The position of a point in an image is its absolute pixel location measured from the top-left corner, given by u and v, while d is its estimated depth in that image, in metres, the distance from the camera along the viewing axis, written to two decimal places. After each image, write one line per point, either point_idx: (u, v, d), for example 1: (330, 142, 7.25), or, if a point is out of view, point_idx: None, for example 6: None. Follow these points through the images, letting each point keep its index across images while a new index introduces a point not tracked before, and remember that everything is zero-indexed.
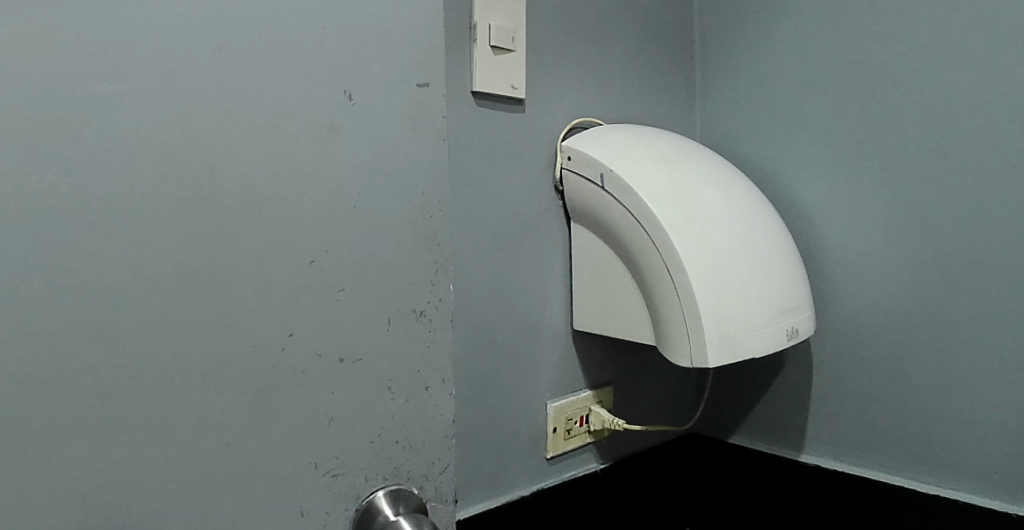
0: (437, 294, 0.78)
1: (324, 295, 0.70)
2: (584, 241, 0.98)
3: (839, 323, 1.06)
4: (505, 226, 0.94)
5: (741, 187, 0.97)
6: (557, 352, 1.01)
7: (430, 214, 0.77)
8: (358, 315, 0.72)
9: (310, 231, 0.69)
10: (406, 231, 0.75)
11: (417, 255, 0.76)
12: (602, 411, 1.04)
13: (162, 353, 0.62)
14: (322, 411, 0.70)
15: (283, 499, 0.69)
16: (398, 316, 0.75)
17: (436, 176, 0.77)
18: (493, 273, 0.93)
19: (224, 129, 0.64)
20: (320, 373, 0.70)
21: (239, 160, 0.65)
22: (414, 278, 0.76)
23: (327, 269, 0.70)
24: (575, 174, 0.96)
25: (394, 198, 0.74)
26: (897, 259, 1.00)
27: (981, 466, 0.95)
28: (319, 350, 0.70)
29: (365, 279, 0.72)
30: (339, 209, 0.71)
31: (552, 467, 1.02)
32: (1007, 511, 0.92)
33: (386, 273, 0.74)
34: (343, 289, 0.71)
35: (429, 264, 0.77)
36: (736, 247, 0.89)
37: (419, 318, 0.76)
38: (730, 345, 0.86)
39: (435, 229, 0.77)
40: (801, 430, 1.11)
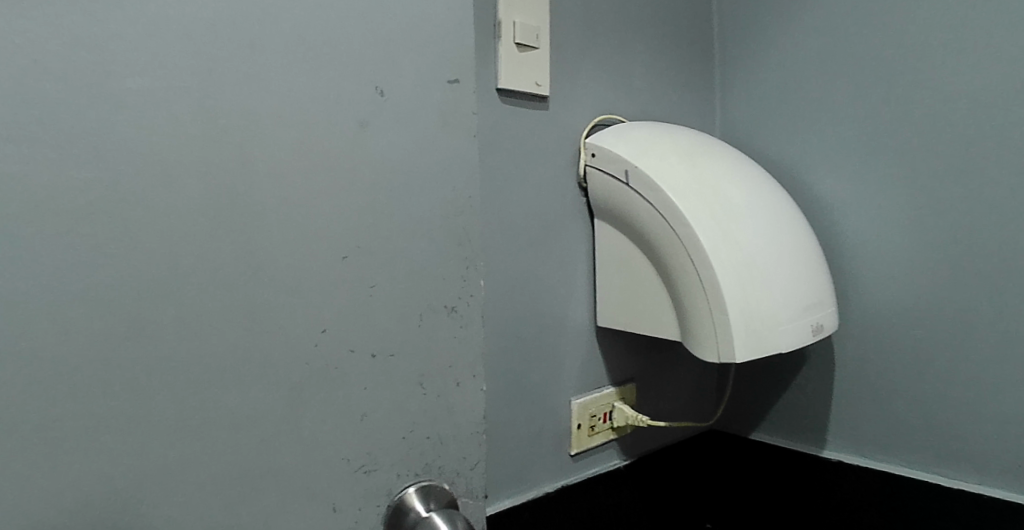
0: (468, 290, 0.78)
1: (357, 291, 0.70)
2: (608, 238, 0.98)
3: (862, 319, 1.06)
4: (530, 223, 0.94)
5: (765, 183, 0.97)
6: (581, 348, 1.01)
7: (460, 210, 0.77)
8: (391, 311, 0.72)
9: (344, 228, 0.69)
10: (436, 227, 0.75)
11: (447, 252, 0.76)
12: (625, 408, 1.04)
13: (197, 349, 0.62)
14: (355, 407, 0.71)
15: (317, 495, 0.69)
16: (430, 312, 0.75)
17: (467, 172, 0.77)
18: (519, 270, 0.93)
19: (258, 126, 0.65)
20: (354, 369, 0.70)
21: (273, 157, 0.65)
22: (445, 274, 0.76)
23: (360, 265, 0.70)
24: (598, 171, 0.96)
25: (426, 194, 0.74)
26: (920, 254, 1.00)
27: (1006, 462, 0.94)
28: (352, 346, 0.70)
29: (396, 275, 0.73)
30: (371, 205, 0.71)
31: (576, 464, 1.03)
32: None
33: (417, 270, 0.74)
34: (375, 285, 0.71)
35: (460, 260, 0.77)
36: (762, 243, 0.89)
37: (449, 314, 0.77)
38: (757, 340, 0.86)
39: (466, 225, 0.78)
40: (824, 426, 1.11)
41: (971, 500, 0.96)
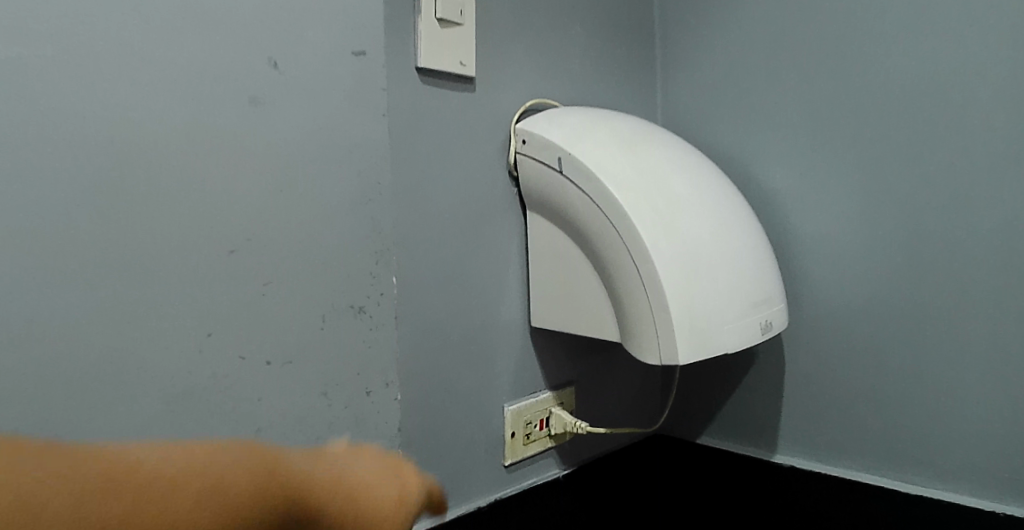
0: (379, 288, 0.70)
1: (248, 289, 0.61)
2: (541, 231, 0.91)
3: (811, 315, 1.01)
4: (458, 216, 0.87)
5: (709, 173, 0.91)
6: (515, 351, 0.94)
7: (369, 198, 0.69)
8: (289, 313, 0.64)
9: (233, 217, 0.60)
10: (343, 218, 0.67)
11: (355, 245, 0.68)
12: (563, 413, 0.98)
13: (54, 358, 0.52)
14: (249, 422, 0.61)
15: None
16: (335, 313, 0.67)
17: (376, 157, 0.70)
18: (445, 266, 0.85)
19: (131, 99, 0.55)
20: (249, 380, 0.61)
21: (149, 135, 0.56)
22: (352, 269, 0.68)
23: (254, 260, 0.62)
24: (530, 159, 0.89)
25: (329, 180, 0.66)
26: (872, 245, 0.95)
27: (963, 463, 0.90)
28: (243, 354, 0.61)
29: (295, 272, 0.64)
30: (265, 192, 0.62)
31: (511, 475, 0.95)
32: (995, 510, 0.87)
33: (320, 266, 0.66)
34: (270, 284, 0.63)
35: (369, 254, 0.69)
36: (707, 237, 0.83)
37: (358, 316, 0.68)
38: (702, 340, 0.80)
39: (376, 215, 0.70)
40: (773, 429, 1.05)
41: (929, 505, 0.91)
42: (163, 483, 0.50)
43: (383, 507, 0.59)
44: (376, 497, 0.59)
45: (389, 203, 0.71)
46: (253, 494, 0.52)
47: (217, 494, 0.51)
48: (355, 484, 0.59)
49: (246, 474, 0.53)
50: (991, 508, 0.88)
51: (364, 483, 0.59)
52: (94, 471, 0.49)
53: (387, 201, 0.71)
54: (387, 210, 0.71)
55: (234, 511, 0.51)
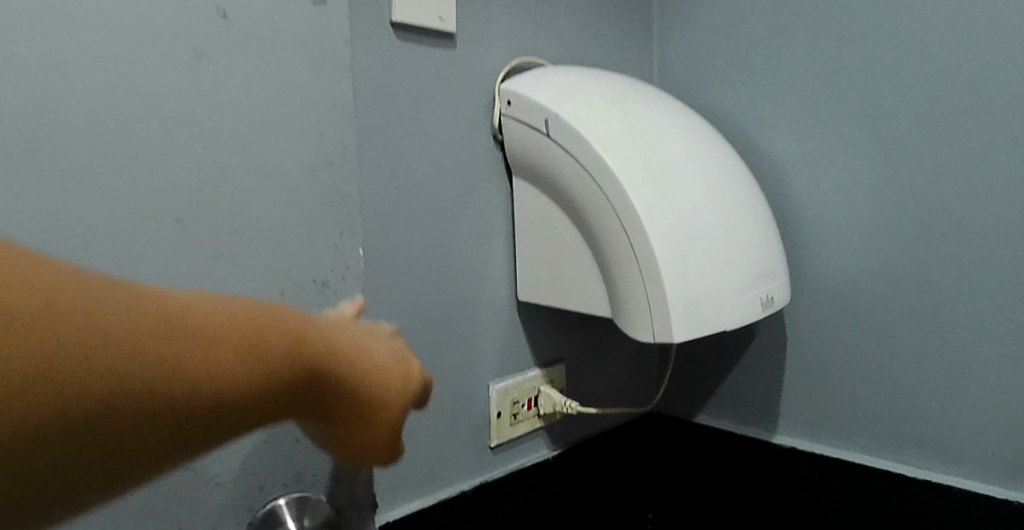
0: (343, 260, 0.65)
1: (201, 263, 0.56)
2: (528, 200, 0.85)
3: (811, 292, 0.94)
4: (438, 183, 0.81)
5: (709, 136, 0.85)
6: (500, 328, 0.88)
7: (331, 163, 0.63)
8: (244, 289, 0.58)
9: (177, 184, 0.55)
10: (303, 184, 0.62)
11: (316, 214, 0.62)
12: (553, 392, 0.93)
13: None
14: None
15: (159, 516, 0.56)
16: (295, 289, 0.61)
17: (337, 118, 0.64)
18: (423, 238, 0.80)
19: (61, 54, 0.50)
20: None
21: (83, 95, 0.51)
22: (313, 240, 0.62)
23: (204, 231, 0.56)
24: (516, 121, 0.83)
25: (285, 144, 0.60)
26: (876, 214, 0.87)
27: (975, 447, 0.83)
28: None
29: (249, 244, 0.59)
30: (213, 157, 0.56)
31: (497, 456, 0.91)
32: (1007, 498, 0.81)
33: (277, 238, 0.60)
34: (223, 257, 0.57)
35: (331, 224, 0.63)
36: (704, 204, 0.77)
37: (320, 292, 0.63)
38: (699, 316, 0.74)
39: (338, 181, 0.64)
40: (772, 408, 0.99)
41: (936, 492, 0.84)
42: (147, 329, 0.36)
43: (399, 397, 0.49)
44: (393, 384, 0.49)
45: (354, 168, 0.65)
46: (285, 340, 0.42)
47: (229, 347, 0.39)
48: (371, 366, 0.48)
49: (260, 329, 0.40)
50: (1003, 496, 0.81)
51: (380, 367, 0.49)
52: (74, 285, 0.35)
53: (352, 166, 0.65)
54: (352, 177, 0.65)
55: (248, 367, 0.40)
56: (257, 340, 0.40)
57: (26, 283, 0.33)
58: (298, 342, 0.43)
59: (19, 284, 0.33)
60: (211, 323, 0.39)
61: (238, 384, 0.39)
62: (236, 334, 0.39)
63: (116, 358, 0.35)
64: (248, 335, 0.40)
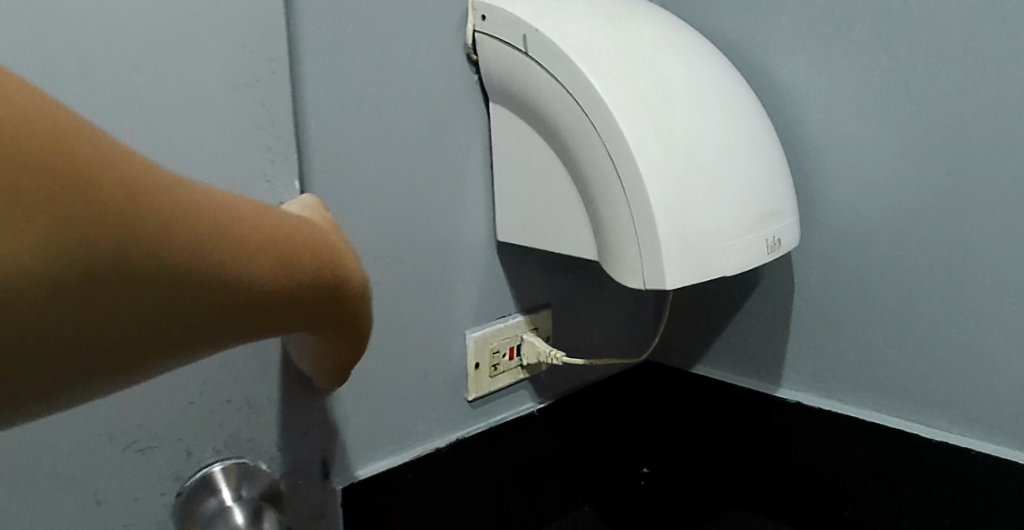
0: (275, 195, 0.56)
1: None
2: (507, 129, 0.76)
3: (818, 231, 0.84)
4: (404, 109, 0.71)
5: (709, 56, 0.75)
6: (478, 272, 0.80)
7: (258, 85, 0.54)
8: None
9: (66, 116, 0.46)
10: (223, 103, 0.52)
11: (241, 148, 0.54)
12: (536, 341, 0.85)
13: None
14: None
15: (71, 485, 0.50)
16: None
17: (261, 32, 0.54)
18: (385, 173, 0.71)
19: None
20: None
21: None
22: (237, 177, 0.54)
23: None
24: (492, 39, 0.73)
25: (198, 64, 0.51)
26: (896, 146, 0.76)
27: (1000, 408, 0.75)
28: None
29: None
30: (112, 83, 0.48)
31: (476, 411, 0.83)
32: None
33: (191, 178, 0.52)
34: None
35: (260, 157, 0.55)
36: (703, 132, 0.67)
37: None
38: (696, 259, 0.65)
39: (265, 101, 0.55)
40: (777, 359, 0.90)
41: (953, 455, 0.77)
42: (213, 226, 0.30)
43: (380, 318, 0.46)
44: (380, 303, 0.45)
45: (288, 90, 0.56)
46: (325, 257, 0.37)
47: (287, 257, 0.34)
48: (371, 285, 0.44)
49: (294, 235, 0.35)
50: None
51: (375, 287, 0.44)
52: (149, 171, 0.28)
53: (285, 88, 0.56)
54: (283, 102, 0.56)
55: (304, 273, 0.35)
56: (304, 245, 0.35)
57: (111, 167, 0.26)
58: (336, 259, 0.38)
59: (105, 170, 0.26)
60: (260, 219, 0.33)
61: (288, 292, 0.34)
62: (288, 235, 0.34)
63: (188, 262, 0.29)
64: (294, 236, 0.35)
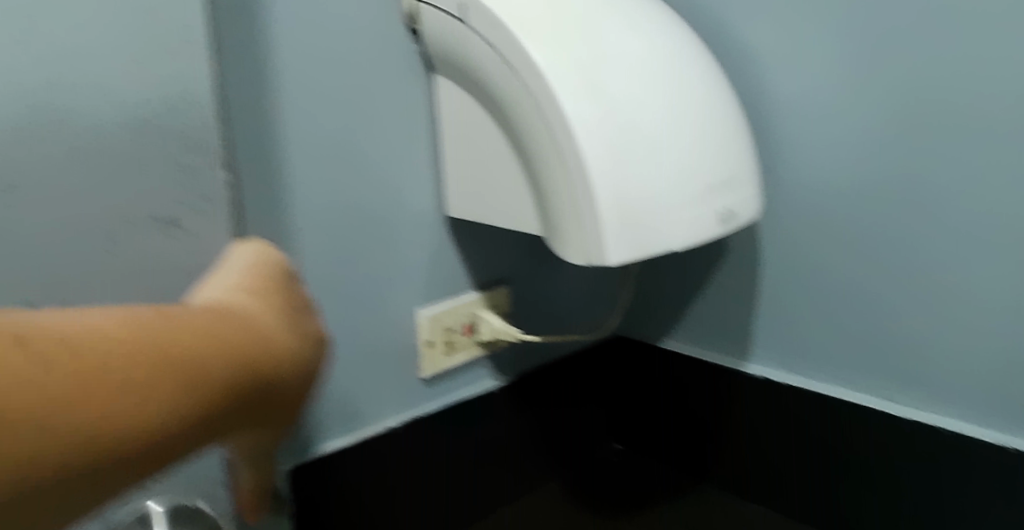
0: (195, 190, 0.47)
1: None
2: (451, 100, 0.72)
3: (784, 201, 0.80)
4: (338, 81, 0.68)
5: (662, 20, 0.70)
6: (427, 248, 0.78)
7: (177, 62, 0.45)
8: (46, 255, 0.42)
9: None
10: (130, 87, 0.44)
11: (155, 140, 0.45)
12: (493, 318, 0.83)
13: None
14: None
15: None
16: (124, 237, 0.45)
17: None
18: (321, 148, 0.68)
19: None
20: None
21: None
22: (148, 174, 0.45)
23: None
24: (430, 6, 0.69)
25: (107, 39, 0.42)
26: (862, 113, 0.72)
27: (966, 386, 0.72)
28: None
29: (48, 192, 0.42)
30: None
31: (432, 389, 0.82)
32: (1000, 444, 0.70)
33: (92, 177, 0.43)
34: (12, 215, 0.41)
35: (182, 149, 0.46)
36: (650, 102, 0.64)
37: (166, 236, 0.46)
38: (638, 236, 0.62)
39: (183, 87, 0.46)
40: (744, 334, 0.87)
41: (919, 433, 0.75)
42: (75, 367, 0.25)
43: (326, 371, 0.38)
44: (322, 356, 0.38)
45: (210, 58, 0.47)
46: (230, 349, 0.30)
47: (173, 375, 0.27)
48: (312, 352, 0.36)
49: (185, 341, 0.28)
50: (996, 441, 0.71)
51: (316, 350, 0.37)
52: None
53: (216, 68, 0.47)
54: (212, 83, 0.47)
55: (225, 375, 0.29)
56: (193, 349, 0.28)
57: None
58: (241, 345, 0.31)
59: None
60: (129, 337, 0.27)
61: (202, 410, 0.28)
62: (174, 350, 0.28)
63: (46, 421, 0.23)
64: (173, 344, 0.28)
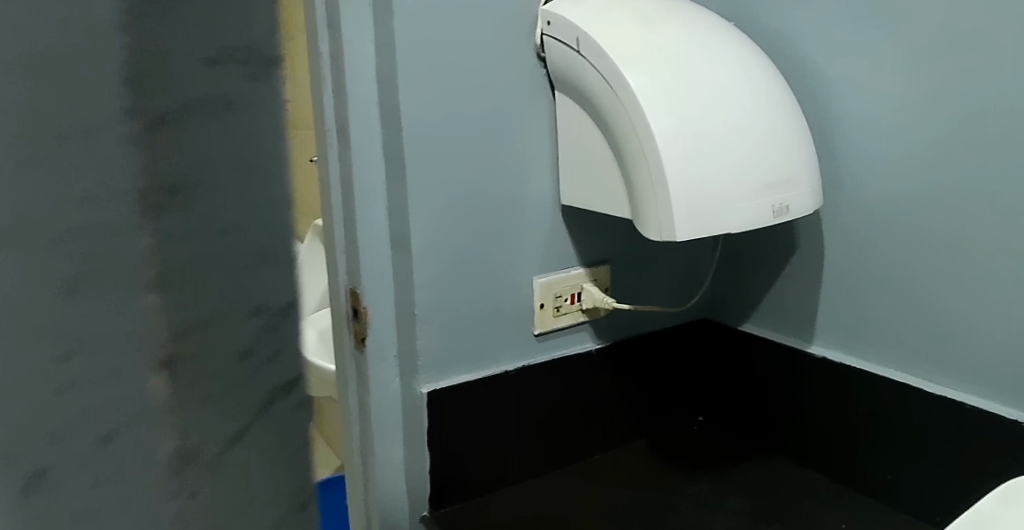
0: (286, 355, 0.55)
1: None
2: (569, 112, 0.93)
3: (848, 205, 0.94)
4: (484, 96, 0.90)
5: (742, 56, 0.87)
6: (546, 228, 0.98)
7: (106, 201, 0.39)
8: None
9: None
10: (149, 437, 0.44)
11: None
12: (594, 290, 1.02)
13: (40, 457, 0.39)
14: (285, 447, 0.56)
15: None
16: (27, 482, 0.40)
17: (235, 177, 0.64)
18: (467, 148, 0.90)
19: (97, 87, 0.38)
20: None
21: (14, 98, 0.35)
22: (45, 327, 0.38)
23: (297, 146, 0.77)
24: (554, 40, 0.90)
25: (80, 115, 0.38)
26: (910, 131, 0.86)
27: (983, 366, 0.84)
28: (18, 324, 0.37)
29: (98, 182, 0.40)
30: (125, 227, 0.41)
31: (543, 344, 1.02)
32: (1013, 418, 0.81)
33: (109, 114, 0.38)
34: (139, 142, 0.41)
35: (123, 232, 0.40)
36: (716, 116, 0.82)
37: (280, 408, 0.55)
38: (701, 218, 0.80)
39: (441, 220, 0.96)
40: (811, 319, 1.01)
41: (949, 407, 0.86)
42: None
43: None
44: None
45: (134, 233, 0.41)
46: None
47: None
48: None
49: None
50: (1011, 416, 0.82)
51: None
52: None
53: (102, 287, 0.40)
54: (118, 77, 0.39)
55: None
56: None
57: None
58: None
59: None
60: None
61: None
62: None
63: None
64: None
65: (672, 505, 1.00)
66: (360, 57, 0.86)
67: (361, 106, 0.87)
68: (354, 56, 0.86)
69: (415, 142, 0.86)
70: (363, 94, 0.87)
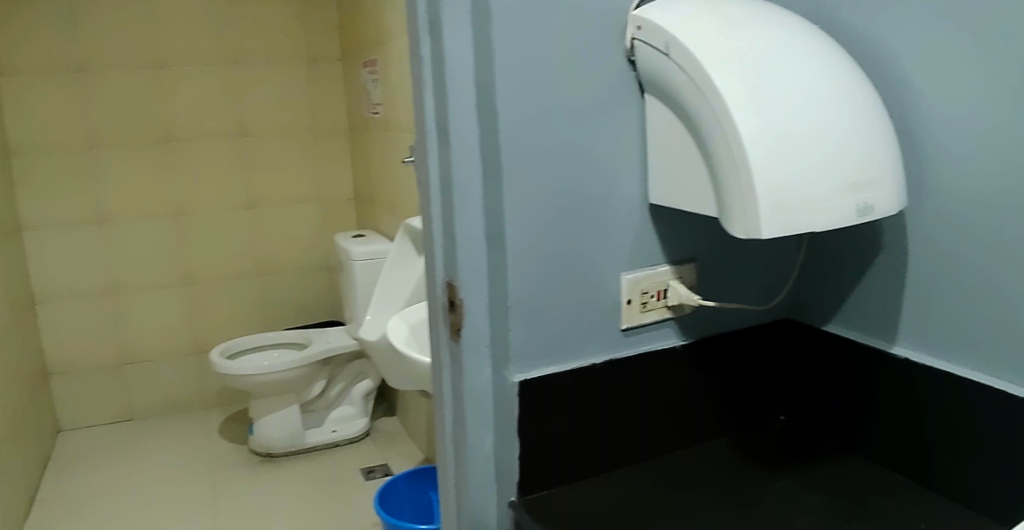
0: None
1: None
2: (658, 114, 0.96)
3: (932, 206, 0.93)
4: (575, 100, 0.94)
5: (829, 57, 0.88)
6: (635, 226, 1.02)
7: None
8: None
9: None
10: None
11: None
12: (680, 287, 1.05)
13: None
14: None
15: None
16: None
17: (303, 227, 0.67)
18: (558, 149, 0.95)
19: None
20: None
21: None
22: None
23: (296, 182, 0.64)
24: (643, 44, 0.93)
25: None
26: (994, 131, 0.85)
27: None
28: None
29: None
30: None
31: (630, 338, 1.05)
32: None
33: None
34: None
35: None
36: (797, 118, 0.83)
37: None
38: (786, 216, 0.82)
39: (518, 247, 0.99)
40: (895, 319, 1.01)
41: None
42: None
43: None
44: None
45: None
46: None
47: None
48: None
49: None
50: None
51: None
52: None
53: None
54: None
55: None
56: None
57: None
58: None
59: None
60: None
61: None
62: None
63: None
64: None
65: (753, 501, 1.01)
66: (459, 64, 0.92)
67: (459, 109, 0.93)
68: (454, 63, 0.92)
69: (510, 144, 0.91)
70: (461, 99, 0.93)
